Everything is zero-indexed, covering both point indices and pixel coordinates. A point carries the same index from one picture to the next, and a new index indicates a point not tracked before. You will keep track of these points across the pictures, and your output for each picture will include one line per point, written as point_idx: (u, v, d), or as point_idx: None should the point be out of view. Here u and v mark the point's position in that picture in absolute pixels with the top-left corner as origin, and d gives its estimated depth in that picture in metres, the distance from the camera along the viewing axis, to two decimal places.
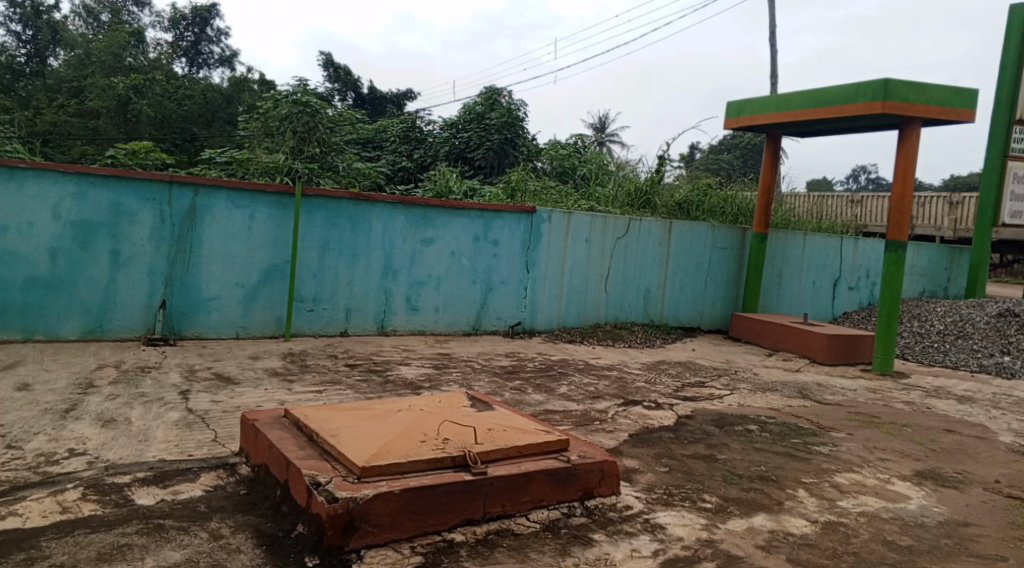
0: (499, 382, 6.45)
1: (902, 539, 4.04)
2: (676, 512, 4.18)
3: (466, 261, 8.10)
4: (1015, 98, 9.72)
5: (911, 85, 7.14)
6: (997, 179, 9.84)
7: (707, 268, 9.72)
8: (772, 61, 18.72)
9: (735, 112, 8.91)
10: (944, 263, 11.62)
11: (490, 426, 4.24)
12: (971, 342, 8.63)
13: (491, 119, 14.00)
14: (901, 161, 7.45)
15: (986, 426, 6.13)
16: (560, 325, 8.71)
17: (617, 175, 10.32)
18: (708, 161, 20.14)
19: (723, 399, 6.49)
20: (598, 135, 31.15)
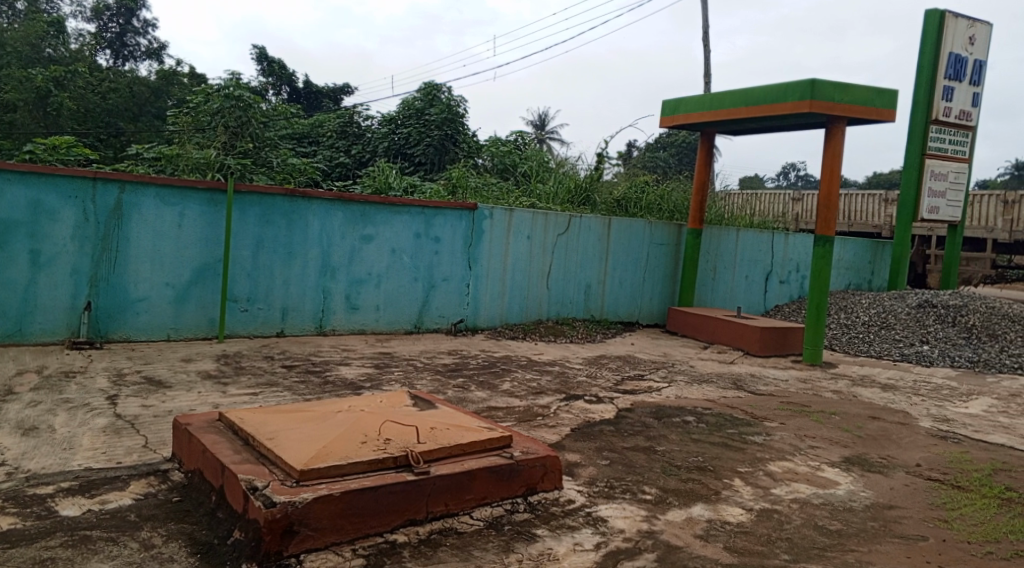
0: (442, 380, 6.42)
1: (831, 523, 4.20)
2: (617, 504, 4.24)
3: (407, 258, 8.03)
4: (931, 100, 10.21)
5: (836, 86, 7.42)
6: (916, 176, 10.33)
7: (645, 263, 9.89)
8: (706, 60, 19.16)
9: (670, 110, 9.10)
10: (868, 256, 12.11)
11: (432, 425, 4.22)
12: (894, 332, 9.02)
13: (431, 115, 13.90)
14: (827, 159, 7.73)
15: (908, 412, 6.43)
16: (503, 322, 8.72)
17: (557, 172, 10.42)
18: (646, 160, 20.49)
19: (662, 391, 6.61)
20: (536, 132, 31.35)
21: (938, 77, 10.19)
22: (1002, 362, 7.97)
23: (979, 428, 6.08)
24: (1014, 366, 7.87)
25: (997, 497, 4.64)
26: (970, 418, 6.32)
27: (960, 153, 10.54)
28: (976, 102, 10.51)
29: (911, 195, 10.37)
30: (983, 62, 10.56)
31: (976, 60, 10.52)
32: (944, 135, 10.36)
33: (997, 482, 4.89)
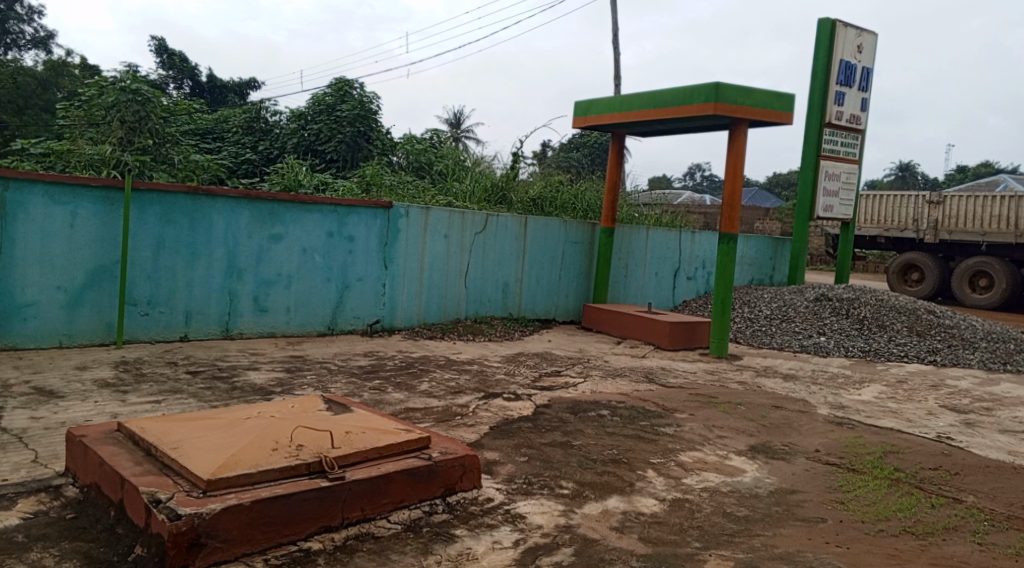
0: (357, 382, 6.29)
1: (739, 510, 4.36)
2: (535, 500, 4.27)
3: (318, 258, 7.83)
4: (824, 104, 10.78)
5: (738, 89, 7.72)
6: (812, 176, 10.88)
7: (561, 261, 10.00)
8: (615, 61, 19.65)
9: (582, 111, 9.24)
10: (769, 253, 12.67)
11: (347, 429, 4.12)
12: (793, 325, 9.48)
13: (342, 111, 13.62)
14: (730, 160, 8.03)
15: (808, 401, 6.76)
16: (420, 322, 8.63)
17: (473, 171, 10.42)
18: (560, 159, 20.77)
19: (577, 387, 6.71)
20: (452, 130, 31.42)
21: (830, 83, 10.78)
22: (890, 352, 8.51)
23: (870, 413, 6.46)
24: (901, 355, 8.42)
25: (888, 477, 4.95)
26: (862, 405, 6.72)
27: (851, 154, 11.17)
28: (865, 107, 11.16)
29: (808, 194, 10.92)
30: (871, 69, 11.22)
31: (865, 67, 11.17)
32: (836, 137, 10.95)
33: (887, 463, 5.21)
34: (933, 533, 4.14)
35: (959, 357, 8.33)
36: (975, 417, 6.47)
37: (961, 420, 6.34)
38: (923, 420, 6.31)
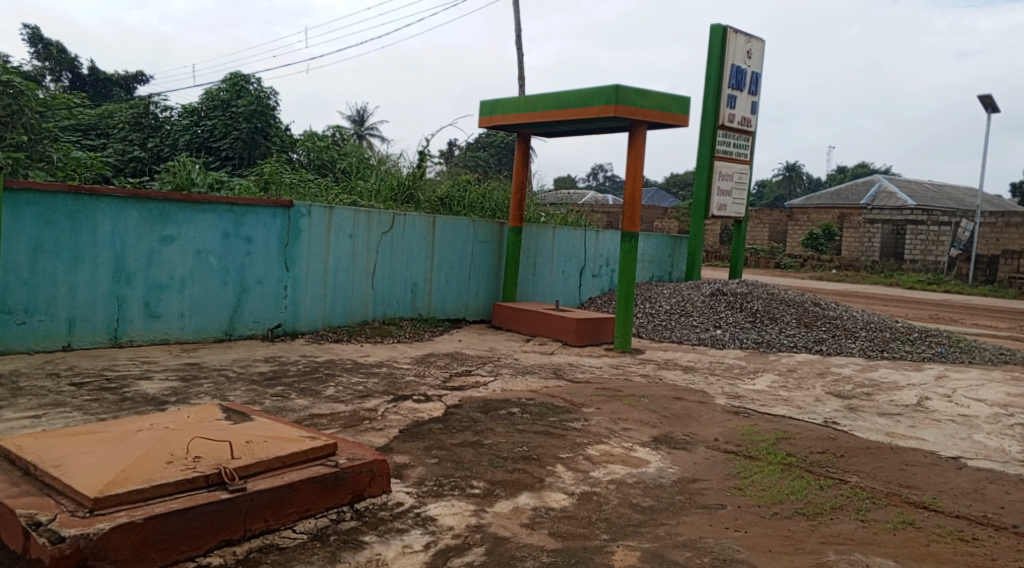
0: (258, 390, 6.05)
1: (644, 500, 4.48)
2: (446, 502, 4.23)
3: (214, 260, 7.50)
4: (717, 108, 11.24)
5: (637, 91, 7.93)
6: (707, 176, 11.32)
7: (469, 261, 9.97)
8: (519, 63, 19.89)
9: (487, 111, 9.23)
10: (668, 251, 13.09)
11: (248, 438, 3.96)
12: (691, 319, 9.84)
13: (238, 107, 13.14)
14: (631, 160, 8.23)
15: (706, 392, 7.02)
16: (325, 324, 8.39)
17: (379, 170, 10.27)
18: (468, 158, 20.72)
19: (487, 386, 6.71)
20: (354, 128, 30.87)
21: (723, 86, 11.25)
22: (781, 342, 8.96)
23: (764, 402, 6.78)
24: (790, 346, 8.89)
25: (781, 462, 5.21)
26: (757, 394, 7.04)
27: (743, 155, 11.69)
28: (754, 110, 11.71)
29: (703, 194, 11.35)
30: (759, 74, 11.77)
31: (754, 72, 11.69)
32: (729, 139, 11.44)
33: (780, 449, 5.47)
34: (822, 513, 4.38)
35: (842, 346, 8.87)
36: (858, 402, 6.90)
37: (845, 405, 6.75)
38: (812, 407, 6.68)
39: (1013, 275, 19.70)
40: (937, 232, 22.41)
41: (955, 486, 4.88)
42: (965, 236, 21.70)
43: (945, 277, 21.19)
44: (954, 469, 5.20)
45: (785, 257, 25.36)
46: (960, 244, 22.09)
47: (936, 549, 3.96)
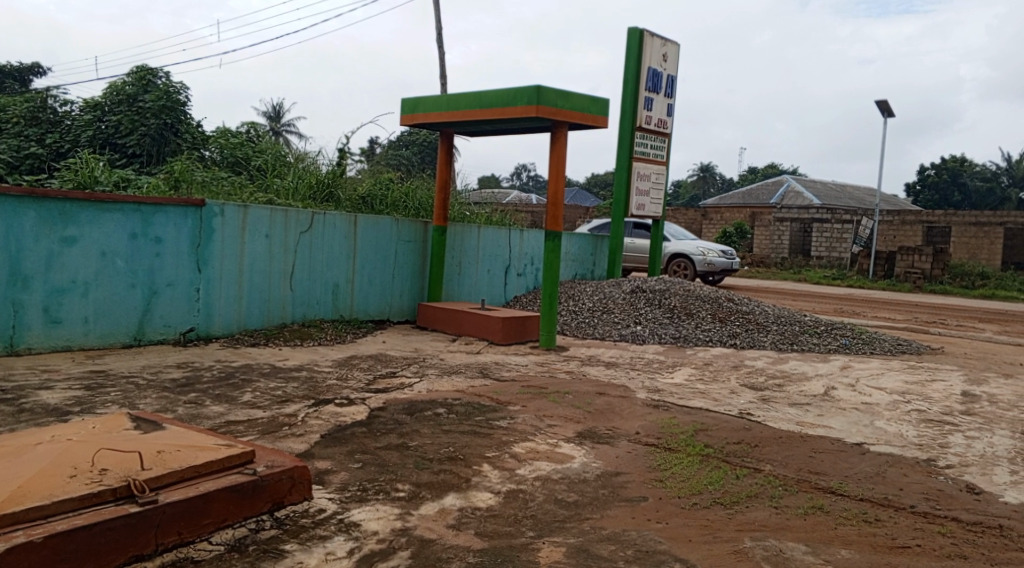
0: (171, 397, 5.79)
1: (569, 495, 4.52)
2: (370, 507, 4.14)
3: (120, 262, 7.13)
4: (635, 110, 11.50)
5: (558, 92, 8.00)
6: (627, 176, 11.55)
7: (393, 261, 9.83)
8: (441, 61, 19.94)
9: (409, 109, 9.11)
10: (590, 249, 13.27)
11: (160, 448, 3.78)
12: (613, 315, 10.01)
13: (145, 102, 12.62)
14: (553, 160, 8.30)
15: (628, 387, 7.15)
16: (241, 328, 8.11)
17: (297, 167, 10.00)
18: (391, 157, 20.54)
19: (412, 387, 6.64)
20: (270, 124, 30.12)
21: (641, 89, 11.49)
22: (697, 337, 9.22)
23: (683, 395, 6.95)
24: (707, 340, 9.16)
25: (699, 453, 5.35)
26: (675, 387, 7.22)
27: (659, 157, 11.97)
28: (670, 112, 12.01)
29: (622, 194, 11.57)
30: (675, 77, 12.06)
31: (670, 75, 11.98)
32: (646, 140, 11.70)
33: (698, 441, 5.62)
34: (738, 502, 4.52)
35: (755, 340, 9.19)
36: (770, 393, 7.17)
37: (759, 397, 7.00)
38: (727, 399, 6.90)
39: (908, 270, 20.89)
40: (841, 230, 23.56)
41: (859, 471, 5.13)
42: (867, 233, 22.91)
43: (848, 272, 22.32)
44: (858, 455, 5.47)
45: None
46: (861, 241, 23.29)
47: (843, 531, 4.15)
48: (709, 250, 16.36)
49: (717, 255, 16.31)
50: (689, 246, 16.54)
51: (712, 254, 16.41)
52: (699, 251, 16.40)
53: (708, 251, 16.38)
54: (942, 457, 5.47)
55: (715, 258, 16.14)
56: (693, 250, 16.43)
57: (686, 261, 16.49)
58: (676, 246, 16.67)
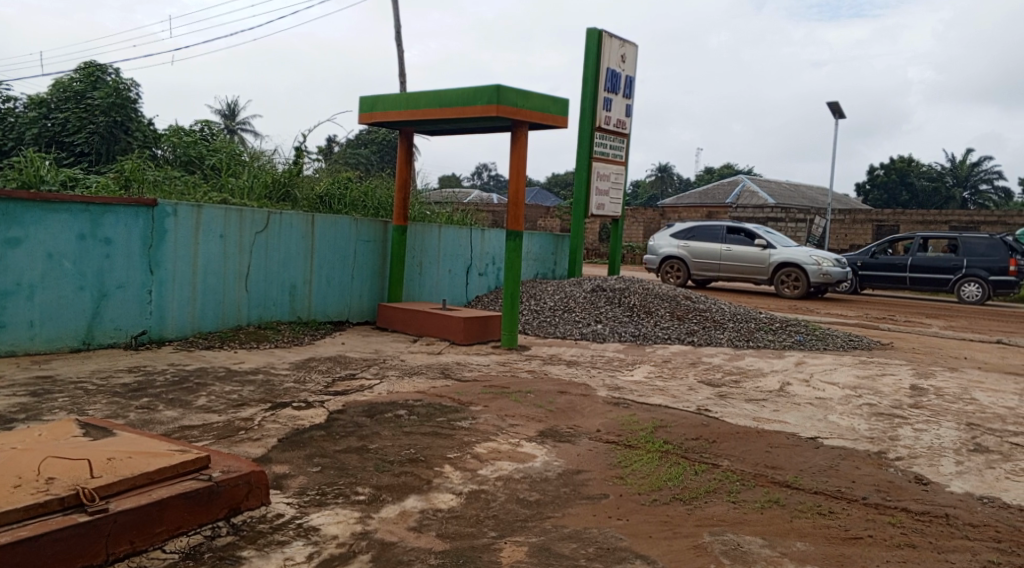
0: (121, 402, 5.63)
1: (531, 494, 4.51)
2: (329, 511, 4.08)
3: (68, 264, 6.91)
4: (594, 110, 11.57)
5: (518, 91, 7.99)
6: (587, 175, 11.61)
7: (352, 261, 9.72)
8: (399, 60, 19.85)
9: (368, 107, 9.01)
10: (551, 249, 13.31)
11: (110, 455, 3.67)
12: (573, 314, 10.05)
13: (93, 99, 12.29)
14: (514, 159, 8.29)
15: (588, 385, 7.18)
16: (195, 331, 7.93)
17: (252, 166, 9.82)
18: (348, 156, 20.37)
19: (373, 389, 6.57)
20: (225, 122, 29.64)
21: (600, 89, 11.56)
22: (656, 335, 9.31)
23: (643, 392, 7.01)
24: (665, 338, 9.26)
25: (659, 450, 5.39)
26: (635, 385, 7.28)
27: (619, 157, 12.06)
28: (629, 113, 12.11)
29: (582, 193, 11.62)
30: (633, 77, 12.16)
31: (628, 76, 12.07)
32: (606, 141, 11.78)
33: (657, 438, 5.67)
34: (697, 497, 4.57)
35: (712, 337, 9.32)
36: (727, 389, 7.27)
37: (716, 393, 7.09)
38: (686, 395, 6.98)
39: None
40: (794, 229, 24.10)
41: (813, 464, 5.23)
42: (819, 232, 23.19)
43: None
44: (812, 449, 5.58)
45: None
46: (813, 239, 23.85)
47: (798, 524, 4.22)
48: (823, 260, 15.23)
49: (834, 264, 15.25)
50: (799, 253, 15.43)
51: (827, 263, 15.32)
52: (813, 261, 15.29)
53: (823, 260, 15.23)
54: (892, 449, 5.61)
55: (831, 268, 15.03)
56: (807, 258, 15.30)
57: (799, 270, 15.40)
58: (783, 253, 15.53)
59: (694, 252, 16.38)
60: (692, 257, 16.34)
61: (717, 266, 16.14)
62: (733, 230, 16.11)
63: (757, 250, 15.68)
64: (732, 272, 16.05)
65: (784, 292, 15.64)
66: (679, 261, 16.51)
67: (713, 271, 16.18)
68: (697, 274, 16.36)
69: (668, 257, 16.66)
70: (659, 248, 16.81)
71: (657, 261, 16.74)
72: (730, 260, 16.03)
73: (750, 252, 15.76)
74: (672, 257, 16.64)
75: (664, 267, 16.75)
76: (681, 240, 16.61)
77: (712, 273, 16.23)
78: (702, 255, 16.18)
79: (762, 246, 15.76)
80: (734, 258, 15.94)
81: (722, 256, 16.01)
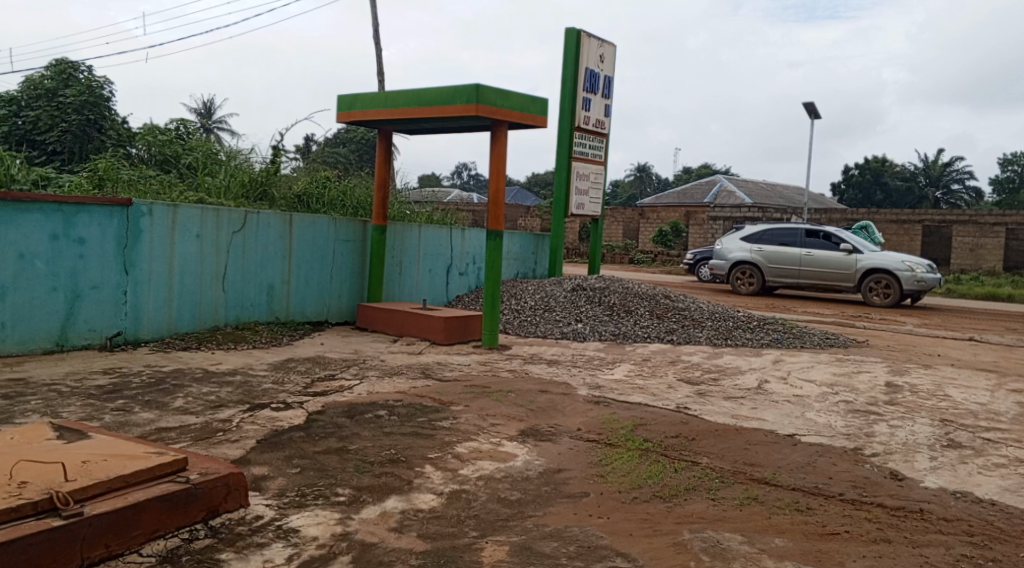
0: (96, 405, 5.54)
1: (512, 494, 4.51)
2: (309, 512, 4.04)
3: (40, 265, 6.80)
4: (573, 110, 11.59)
5: (497, 91, 7.99)
6: (567, 175, 11.62)
7: (330, 261, 9.66)
8: (378, 58, 19.78)
9: (346, 106, 8.93)
10: (531, 248, 13.31)
11: (85, 459, 3.62)
12: (554, 313, 10.06)
13: (66, 97, 12.11)
14: (494, 159, 8.28)
15: (569, 383, 7.19)
16: (171, 332, 7.83)
17: (229, 165, 9.73)
18: (327, 155, 20.26)
19: (352, 389, 6.53)
20: (201, 121, 29.37)
21: (579, 89, 11.59)
22: (636, 334, 9.35)
23: (623, 391, 7.03)
24: (645, 336, 9.31)
25: (639, 448, 5.41)
26: (616, 383, 7.30)
27: (598, 156, 12.09)
28: (608, 112, 12.15)
29: (562, 193, 11.64)
30: (612, 77, 12.20)
31: (607, 76, 12.10)
32: (585, 140, 11.81)
33: (637, 435, 5.69)
34: (677, 495, 4.59)
35: (691, 336, 9.38)
36: (706, 387, 7.32)
37: (696, 391, 7.14)
38: (665, 393, 7.01)
39: None
40: None
41: (791, 461, 5.28)
42: None
43: None
44: (790, 445, 5.63)
45: (638, 254, 26.91)
46: None
47: (777, 520, 4.25)
48: (916, 266, 14.25)
49: (926, 270, 14.27)
50: (890, 259, 14.50)
51: (920, 269, 14.33)
52: (905, 266, 14.31)
53: (916, 266, 14.33)
54: (868, 445, 5.68)
55: (926, 275, 14.03)
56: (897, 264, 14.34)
57: (889, 277, 14.45)
58: (871, 257, 14.64)
59: (768, 257, 15.77)
60: (766, 263, 15.70)
61: (796, 273, 15.32)
62: (811, 234, 15.34)
63: (842, 255, 14.83)
64: (815, 279, 15.21)
65: (871, 300, 14.69)
66: (753, 267, 15.95)
67: (792, 277, 15.45)
68: (774, 280, 15.68)
69: (738, 263, 16.15)
70: (729, 254, 16.28)
71: (726, 267, 16.26)
72: (808, 266, 15.22)
73: (835, 257, 14.91)
74: (744, 262, 16.11)
75: (734, 273, 16.22)
76: (754, 244, 16.06)
77: (792, 280, 15.45)
78: (779, 261, 15.53)
79: (847, 251, 14.86)
80: (815, 264, 15.21)
81: (801, 262, 15.28)
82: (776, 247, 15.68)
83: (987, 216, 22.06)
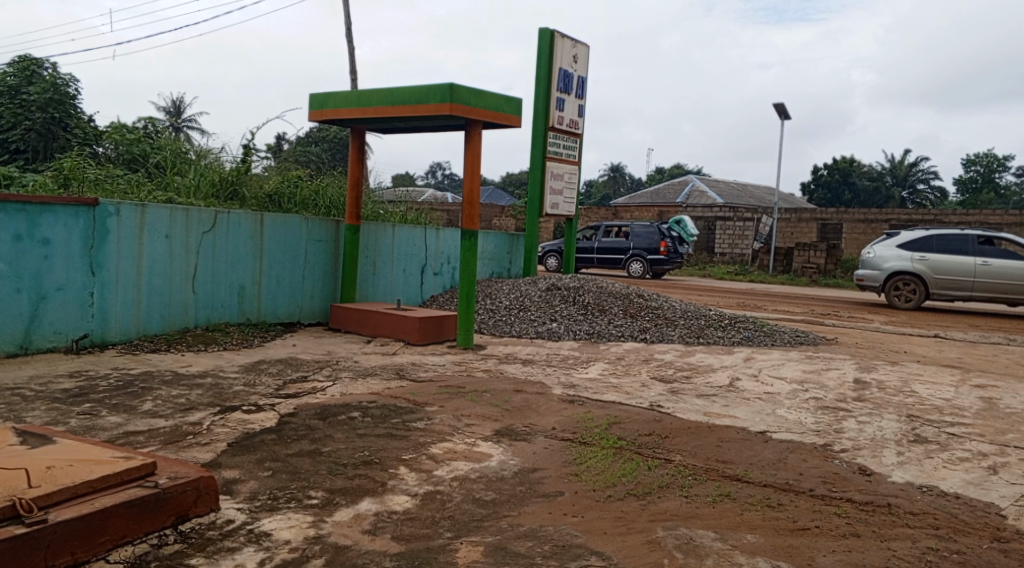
0: (62, 409, 5.42)
1: (486, 494, 4.50)
2: (281, 515, 4.00)
3: (3, 266, 6.64)
4: (547, 110, 11.61)
5: (471, 90, 7.97)
6: (541, 175, 11.62)
7: (303, 261, 9.56)
8: (350, 57, 19.66)
9: (318, 104, 8.83)
10: (506, 248, 13.30)
11: (49, 464, 3.54)
12: (529, 313, 10.06)
13: (29, 95, 11.87)
14: (468, 159, 8.26)
15: (543, 383, 7.20)
16: (139, 334, 7.71)
17: (199, 163, 9.59)
18: (298, 154, 20.08)
19: (325, 391, 6.48)
20: (168, 118, 28.94)
21: (553, 89, 11.60)
22: (610, 333, 9.39)
23: (596, 389, 7.05)
24: (619, 335, 9.35)
25: (613, 446, 5.43)
26: (589, 382, 7.32)
27: (572, 157, 12.12)
28: (581, 113, 12.19)
29: (536, 193, 11.64)
30: (585, 77, 12.23)
31: (580, 76, 12.14)
32: (559, 140, 11.84)
33: (611, 434, 5.72)
34: (650, 493, 4.62)
35: (664, 334, 9.45)
36: (679, 385, 7.37)
37: (668, 389, 7.19)
38: (639, 392, 7.05)
39: (805, 265, 21.93)
40: (743, 228, 24.59)
41: (763, 458, 5.34)
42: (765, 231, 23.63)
43: (750, 267, 23.28)
44: (761, 443, 5.69)
45: None
46: (761, 237, 24.37)
47: (749, 517, 4.29)
48: None
49: None
50: None
51: None
52: None
53: None
54: (837, 442, 5.76)
55: None
56: None
57: None
58: None
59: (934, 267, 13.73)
60: (933, 273, 13.65)
61: (972, 284, 13.30)
62: (982, 242, 13.49)
63: None
64: (991, 292, 13.24)
65: None
66: (914, 278, 13.81)
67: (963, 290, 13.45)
68: (941, 293, 13.64)
69: (897, 273, 13.97)
70: (885, 263, 14.12)
71: (887, 276, 14.06)
72: (988, 275, 13.21)
73: (1014, 267, 13.07)
74: (904, 272, 14.00)
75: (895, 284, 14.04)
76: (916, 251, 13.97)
77: (965, 294, 13.44)
78: (947, 272, 13.47)
79: None
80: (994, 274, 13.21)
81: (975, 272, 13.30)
82: (942, 256, 13.64)
83: (951, 216, 22.51)
